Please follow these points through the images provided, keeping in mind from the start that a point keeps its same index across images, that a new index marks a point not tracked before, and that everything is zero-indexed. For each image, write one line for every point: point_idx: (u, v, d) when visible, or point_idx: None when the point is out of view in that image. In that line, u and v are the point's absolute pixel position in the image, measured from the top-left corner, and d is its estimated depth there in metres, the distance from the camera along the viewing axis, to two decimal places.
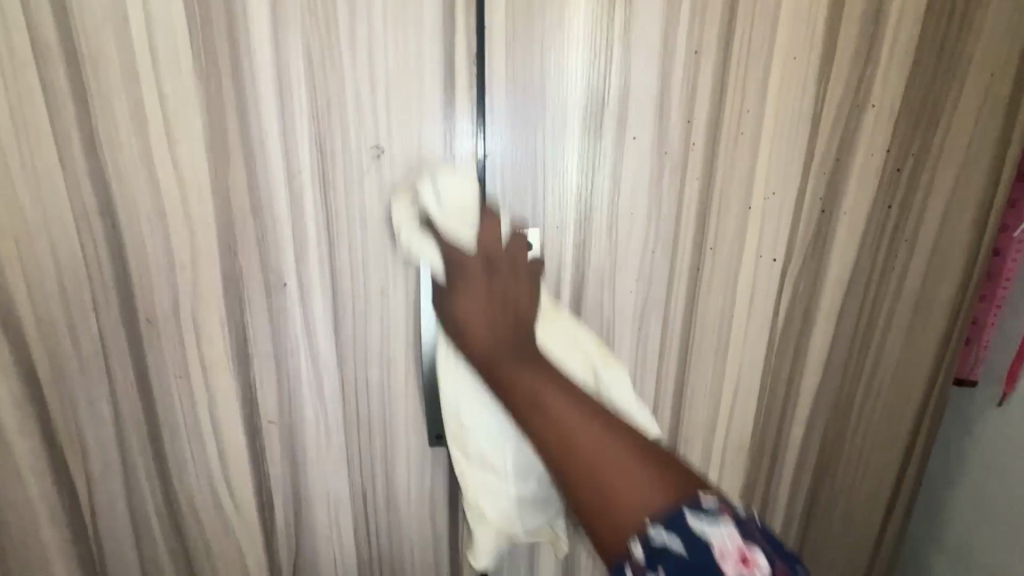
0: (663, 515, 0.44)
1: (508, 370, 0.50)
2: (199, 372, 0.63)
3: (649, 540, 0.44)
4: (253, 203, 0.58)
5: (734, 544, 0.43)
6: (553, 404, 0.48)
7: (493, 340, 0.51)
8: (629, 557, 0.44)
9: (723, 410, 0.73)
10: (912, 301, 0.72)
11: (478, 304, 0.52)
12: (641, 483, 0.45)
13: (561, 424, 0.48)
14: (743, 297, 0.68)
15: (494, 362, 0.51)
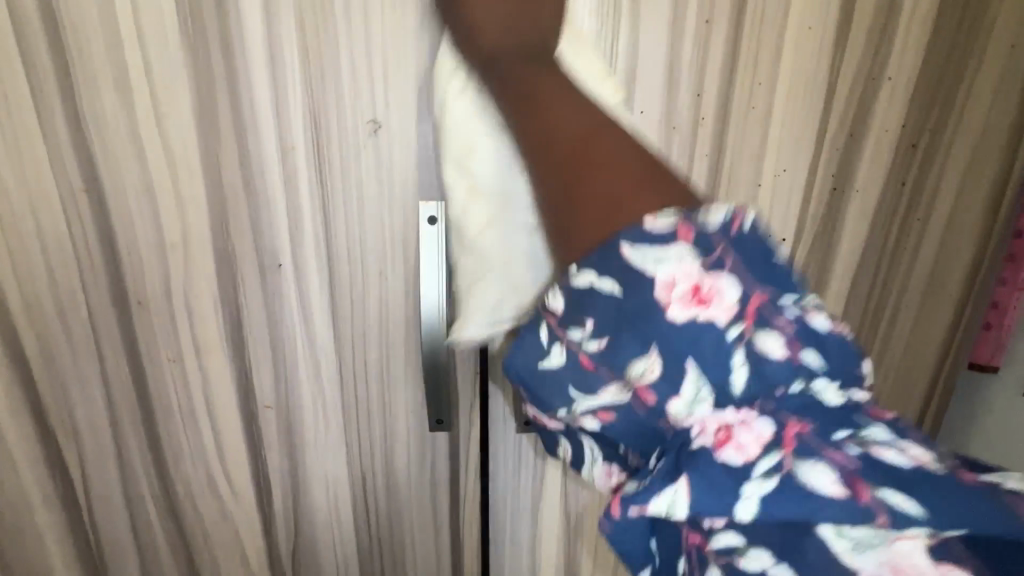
0: (632, 232, 0.41)
1: (518, 72, 0.46)
2: (193, 355, 0.62)
3: (579, 287, 0.43)
4: (245, 179, 0.55)
5: (687, 287, 0.40)
6: (552, 107, 0.46)
7: (511, 45, 0.46)
8: (550, 308, 0.45)
9: None
10: (924, 282, 0.71)
11: (498, 15, 0.46)
12: (647, 205, 0.43)
13: (563, 127, 0.45)
14: None
15: (507, 62, 0.46)
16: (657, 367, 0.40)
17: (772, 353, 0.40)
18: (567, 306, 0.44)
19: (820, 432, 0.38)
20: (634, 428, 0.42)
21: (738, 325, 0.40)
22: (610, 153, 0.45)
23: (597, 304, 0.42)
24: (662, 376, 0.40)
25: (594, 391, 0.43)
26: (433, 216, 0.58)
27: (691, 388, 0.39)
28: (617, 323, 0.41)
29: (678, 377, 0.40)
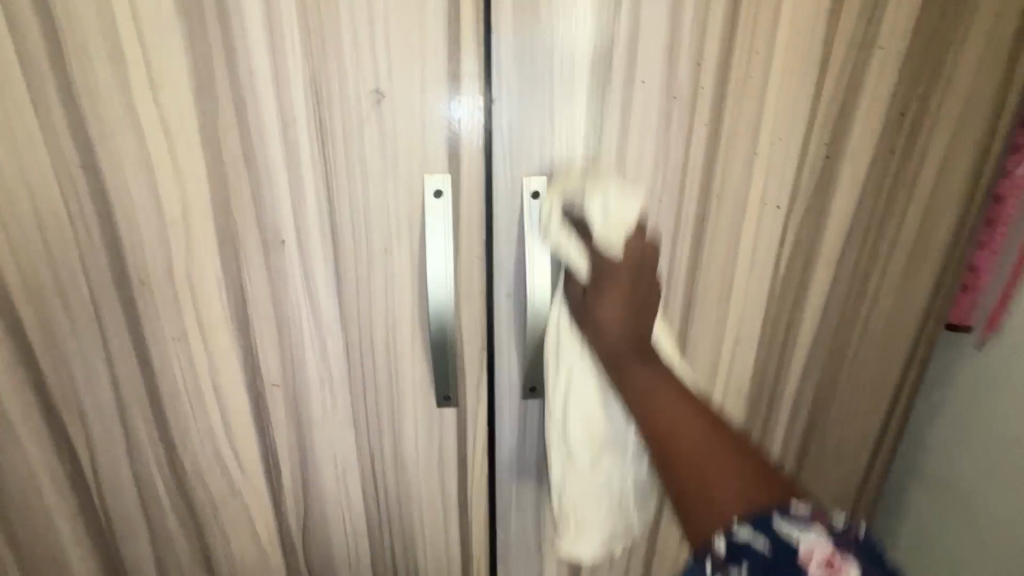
0: (754, 516, 0.48)
1: (633, 371, 0.56)
2: (197, 334, 0.62)
3: (737, 538, 0.47)
4: (246, 154, 0.55)
5: (823, 551, 0.46)
6: (671, 421, 0.54)
7: (624, 331, 0.56)
8: (712, 548, 0.48)
9: (725, 357, 0.75)
10: (909, 248, 0.74)
11: (619, 322, 0.56)
12: (737, 492, 0.50)
13: (677, 435, 0.53)
14: (746, 247, 0.68)
15: (623, 354, 0.57)
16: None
17: None
18: (728, 546, 0.47)
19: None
20: None
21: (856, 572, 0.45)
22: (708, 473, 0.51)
23: (749, 559, 0.46)
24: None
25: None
26: (438, 189, 0.58)
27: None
28: (763, 566, 0.46)
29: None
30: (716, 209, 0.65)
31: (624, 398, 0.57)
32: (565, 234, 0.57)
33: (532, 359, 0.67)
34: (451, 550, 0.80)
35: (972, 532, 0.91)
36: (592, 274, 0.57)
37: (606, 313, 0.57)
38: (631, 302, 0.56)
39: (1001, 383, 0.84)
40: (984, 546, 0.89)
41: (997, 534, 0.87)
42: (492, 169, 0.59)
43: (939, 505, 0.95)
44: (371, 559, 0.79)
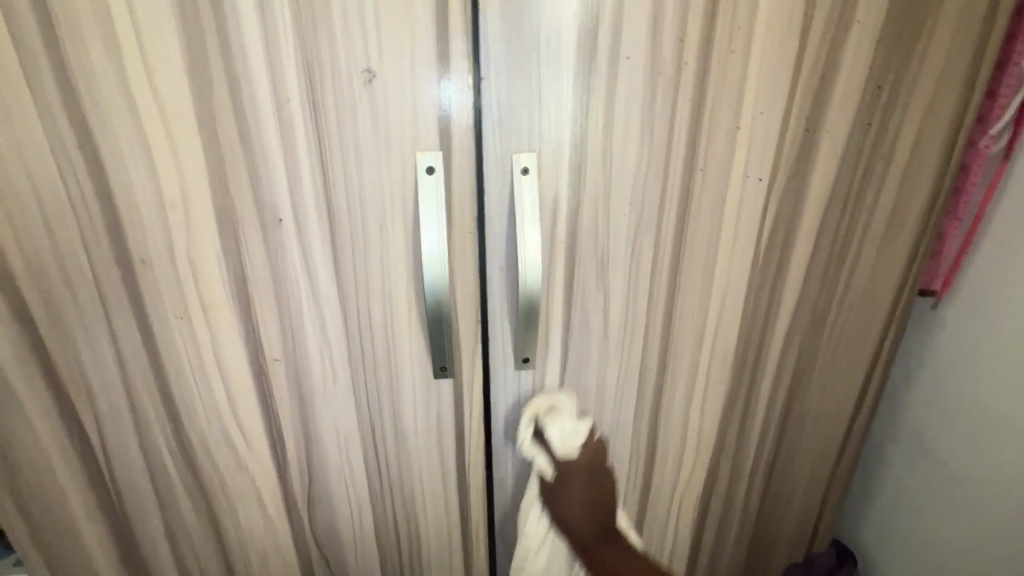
0: None
1: (598, 553, 0.76)
2: (199, 312, 0.63)
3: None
4: (242, 135, 0.56)
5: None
6: (615, 559, 0.75)
7: (587, 519, 0.76)
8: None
9: (710, 327, 0.78)
10: (887, 218, 0.76)
11: (586, 523, 0.76)
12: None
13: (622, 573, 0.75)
14: (730, 219, 0.71)
15: (591, 546, 0.76)
16: None
17: None
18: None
19: None
20: None
21: None
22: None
23: None
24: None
25: None
26: (430, 165, 0.60)
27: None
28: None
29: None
30: (701, 180, 0.67)
31: (589, 558, 0.76)
32: (530, 445, 0.73)
33: (525, 329, 0.69)
34: (451, 515, 0.83)
35: (943, 489, 0.96)
36: (556, 469, 0.73)
37: (570, 508, 0.76)
38: (594, 514, 0.76)
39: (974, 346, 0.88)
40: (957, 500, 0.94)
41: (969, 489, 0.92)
42: (482, 146, 0.60)
43: (916, 464, 1.00)
44: (374, 526, 0.82)
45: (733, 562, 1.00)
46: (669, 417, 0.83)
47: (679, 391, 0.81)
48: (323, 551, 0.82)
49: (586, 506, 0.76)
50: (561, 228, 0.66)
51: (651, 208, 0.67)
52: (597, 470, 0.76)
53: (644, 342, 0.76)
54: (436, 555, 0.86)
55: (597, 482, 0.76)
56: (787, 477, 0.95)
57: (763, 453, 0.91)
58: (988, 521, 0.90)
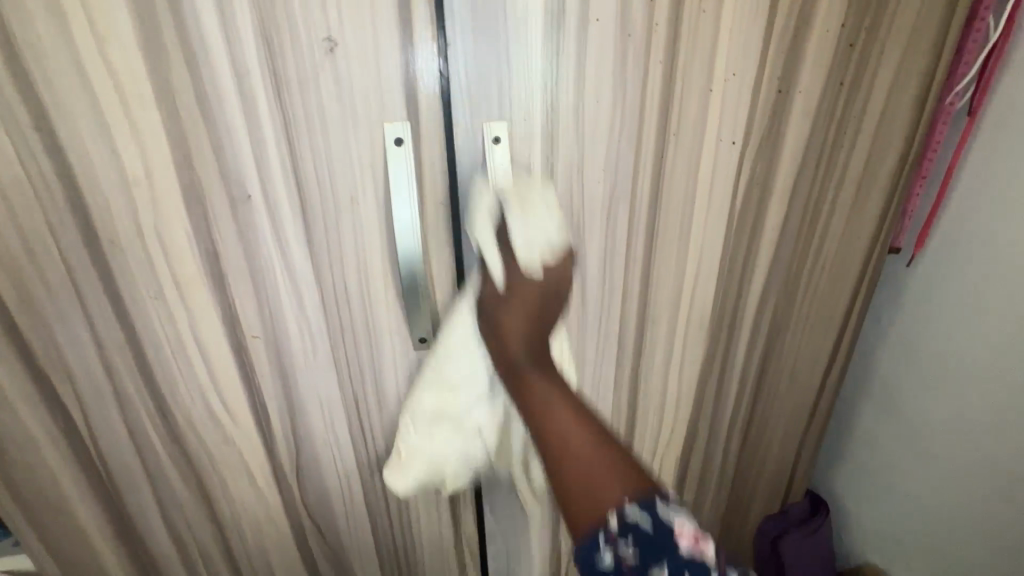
0: (641, 499, 0.52)
1: (529, 380, 0.62)
2: (173, 291, 0.63)
3: (627, 517, 0.51)
4: (203, 109, 0.55)
5: (691, 529, 0.51)
6: (563, 429, 0.58)
7: (525, 343, 0.63)
8: (604, 526, 0.52)
9: (686, 290, 0.79)
10: (858, 179, 0.78)
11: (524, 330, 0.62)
12: (620, 483, 0.53)
13: (567, 462, 0.56)
14: (703, 183, 0.71)
15: (523, 368, 0.63)
16: None
17: None
18: (620, 524, 0.51)
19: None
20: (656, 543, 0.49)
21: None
22: (594, 475, 0.54)
23: (636, 533, 0.50)
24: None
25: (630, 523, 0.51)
26: (399, 137, 0.59)
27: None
28: (648, 544, 0.50)
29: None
30: (675, 146, 0.67)
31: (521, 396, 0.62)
32: (487, 241, 0.60)
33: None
34: None
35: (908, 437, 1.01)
36: (507, 280, 0.61)
37: (504, 318, 0.62)
38: (533, 319, 0.62)
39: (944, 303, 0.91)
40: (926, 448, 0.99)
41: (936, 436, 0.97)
42: (451, 115, 0.59)
43: (887, 416, 1.04)
44: (363, 493, 0.84)
45: (713, 515, 1.05)
46: (649, 381, 0.85)
47: (657, 354, 0.83)
48: (314, 518, 0.85)
49: (521, 319, 0.61)
50: None
51: (625, 174, 0.68)
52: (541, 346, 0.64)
53: (621, 308, 0.77)
54: (425, 518, 0.89)
55: (536, 329, 0.63)
56: (763, 434, 0.98)
57: (739, 411, 0.94)
58: (954, 465, 0.96)
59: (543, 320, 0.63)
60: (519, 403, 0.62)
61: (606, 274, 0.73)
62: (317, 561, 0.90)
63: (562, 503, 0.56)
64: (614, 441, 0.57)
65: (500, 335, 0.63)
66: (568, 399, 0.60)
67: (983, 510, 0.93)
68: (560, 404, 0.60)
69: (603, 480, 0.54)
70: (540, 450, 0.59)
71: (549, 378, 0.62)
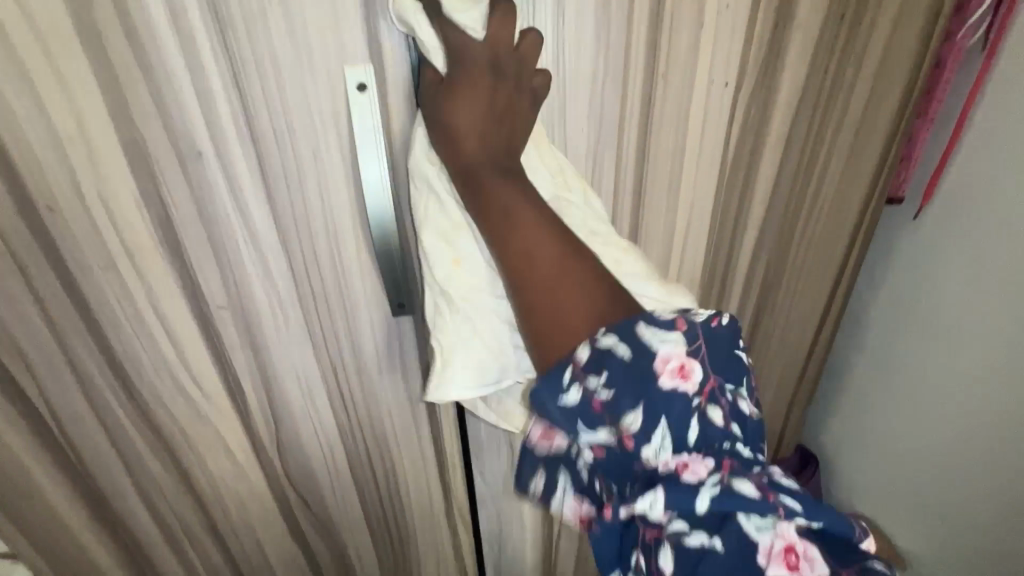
0: (617, 326, 0.52)
1: (489, 181, 0.53)
2: (126, 262, 0.58)
3: (599, 346, 0.51)
4: (138, 55, 0.49)
5: (676, 361, 0.52)
6: (532, 244, 0.52)
7: (486, 147, 0.52)
8: (574, 359, 0.52)
9: (676, 246, 0.75)
10: (854, 126, 0.74)
11: (477, 120, 0.52)
12: (598, 305, 0.52)
13: (536, 265, 0.52)
14: (695, 131, 0.67)
15: (478, 165, 0.52)
16: (639, 420, 0.51)
17: (750, 491, 0.51)
18: (592, 353, 0.51)
19: (737, 463, 0.53)
20: (619, 461, 0.54)
21: (717, 472, 0.52)
22: (572, 289, 0.52)
23: (611, 368, 0.51)
24: (644, 427, 0.51)
25: (595, 427, 0.53)
26: (362, 82, 0.54)
27: (667, 437, 0.51)
28: (624, 371, 0.51)
29: (654, 429, 0.51)
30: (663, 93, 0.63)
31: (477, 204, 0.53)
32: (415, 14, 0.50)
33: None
34: (425, 448, 0.84)
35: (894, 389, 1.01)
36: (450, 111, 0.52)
37: (458, 116, 0.52)
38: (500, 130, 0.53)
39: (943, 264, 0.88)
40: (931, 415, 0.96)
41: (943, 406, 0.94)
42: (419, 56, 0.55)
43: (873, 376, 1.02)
44: (349, 464, 0.82)
45: None
46: None
47: None
48: (299, 491, 0.83)
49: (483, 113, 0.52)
50: None
51: (610, 124, 0.63)
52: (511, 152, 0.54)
53: None
54: (414, 486, 0.88)
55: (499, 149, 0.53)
56: (754, 392, 0.97)
57: None
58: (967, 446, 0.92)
59: (512, 115, 0.53)
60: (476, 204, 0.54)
61: None
62: (306, 533, 0.88)
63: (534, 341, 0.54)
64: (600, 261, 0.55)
65: (460, 132, 0.52)
66: (534, 196, 0.54)
67: (990, 486, 0.90)
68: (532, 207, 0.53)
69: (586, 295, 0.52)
70: (500, 258, 0.54)
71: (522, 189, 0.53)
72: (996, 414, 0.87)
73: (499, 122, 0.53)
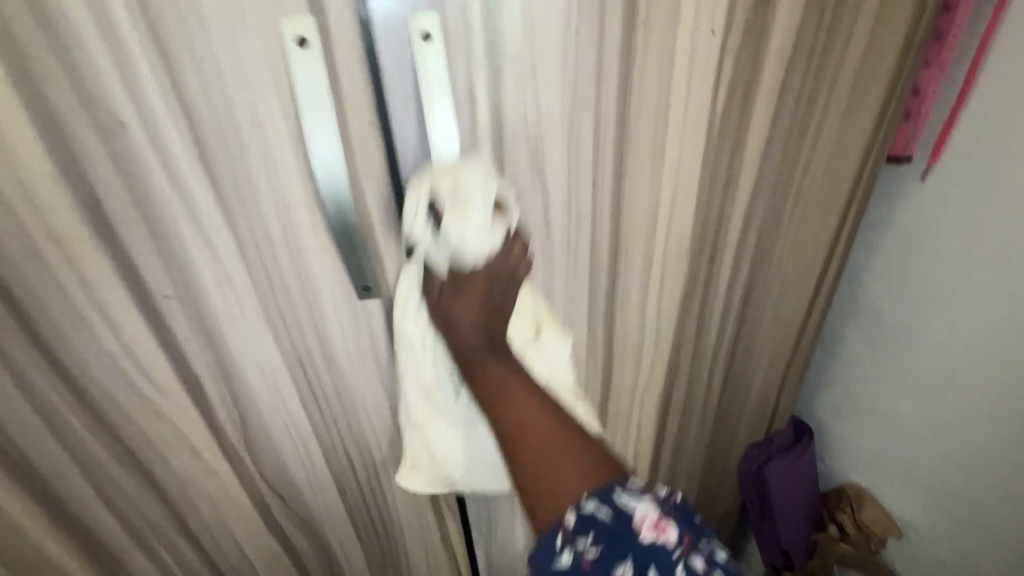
0: (598, 491, 0.57)
1: (484, 367, 0.60)
2: (54, 250, 0.52)
3: (584, 511, 0.56)
4: (36, 6, 0.42)
5: (652, 517, 0.56)
6: (521, 420, 0.59)
7: (480, 330, 0.59)
8: (562, 525, 0.56)
9: (662, 215, 0.70)
10: (851, 78, 0.69)
11: (477, 302, 0.58)
12: (581, 477, 0.58)
13: (527, 435, 0.59)
14: (679, 86, 0.62)
15: (479, 357, 0.60)
16: None
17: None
18: (578, 518, 0.56)
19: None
20: None
21: None
22: (550, 461, 0.58)
23: (595, 530, 0.55)
24: None
25: None
26: (302, 36, 0.47)
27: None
28: (607, 532, 0.55)
29: None
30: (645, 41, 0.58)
31: (478, 386, 0.61)
32: (424, 226, 0.55)
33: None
34: (404, 438, 0.79)
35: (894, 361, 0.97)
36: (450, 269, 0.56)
37: (458, 314, 0.58)
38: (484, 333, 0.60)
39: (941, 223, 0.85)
40: (944, 392, 0.92)
41: (958, 385, 0.89)
42: (368, 5, 0.48)
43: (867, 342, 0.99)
44: (325, 458, 0.78)
45: (698, 448, 1.02)
46: (625, 318, 0.78)
47: (633, 288, 0.76)
48: (274, 487, 0.79)
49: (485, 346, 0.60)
50: (483, 107, 0.57)
51: (587, 78, 0.58)
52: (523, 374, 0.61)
53: (591, 236, 0.69)
54: (396, 476, 0.84)
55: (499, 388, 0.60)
56: (746, 366, 0.94)
57: (721, 344, 0.89)
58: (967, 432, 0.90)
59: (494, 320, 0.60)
60: (471, 381, 0.61)
61: (572, 200, 0.65)
62: (285, 529, 0.84)
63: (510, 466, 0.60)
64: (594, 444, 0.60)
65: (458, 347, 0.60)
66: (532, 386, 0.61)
67: (995, 475, 0.89)
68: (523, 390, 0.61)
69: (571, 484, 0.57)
70: (500, 429, 0.60)
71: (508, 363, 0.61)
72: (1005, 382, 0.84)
73: (499, 354, 0.61)
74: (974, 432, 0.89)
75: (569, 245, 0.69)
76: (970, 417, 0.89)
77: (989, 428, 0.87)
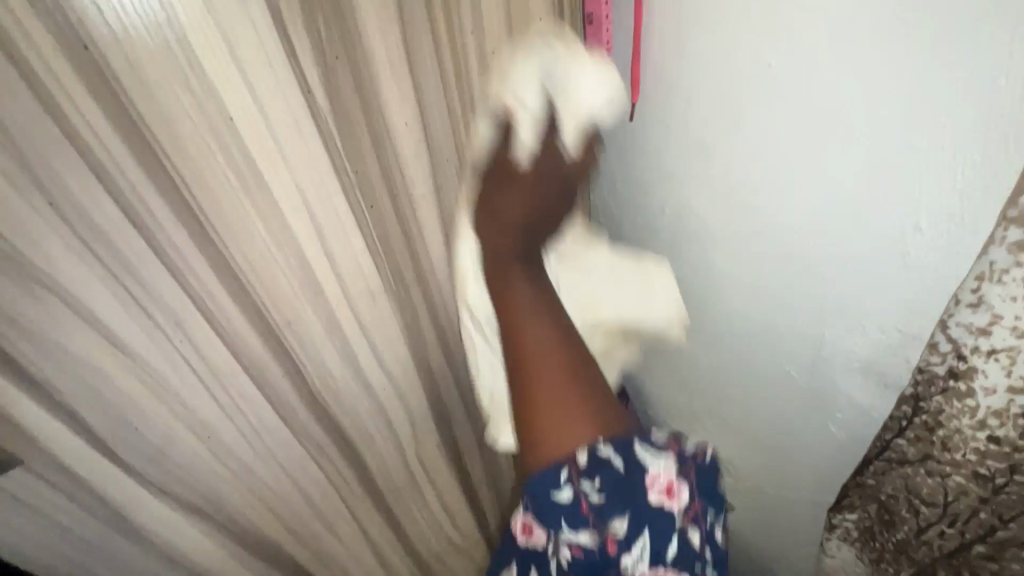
0: (615, 440, 0.55)
1: (529, 327, 0.56)
2: None
3: (598, 454, 0.54)
4: None
5: (664, 481, 0.54)
6: (546, 398, 0.55)
7: (523, 280, 0.57)
8: (569, 463, 0.54)
9: (316, 265, 0.49)
10: (502, 22, 0.52)
11: (494, 220, 0.53)
12: (579, 435, 0.54)
13: (539, 368, 0.56)
14: (229, 89, 0.39)
15: (507, 285, 0.57)
16: (622, 526, 0.53)
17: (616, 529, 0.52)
18: (602, 521, 0.53)
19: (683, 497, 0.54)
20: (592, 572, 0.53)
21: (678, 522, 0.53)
22: (560, 422, 0.55)
23: (602, 474, 0.53)
24: (628, 537, 0.52)
25: (576, 529, 0.53)
26: None
27: (648, 548, 0.52)
28: (617, 482, 0.53)
29: (637, 539, 0.52)
30: (119, 26, 0.34)
31: (512, 347, 0.57)
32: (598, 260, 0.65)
33: None
34: None
35: (676, 341, 0.85)
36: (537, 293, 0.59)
37: (484, 236, 0.55)
38: (533, 292, 0.58)
39: (670, 183, 0.71)
40: (727, 344, 0.78)
41: (742, 329, 0.75)
42: None
43: None
44: None
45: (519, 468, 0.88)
46: (341, 397, 0.58)
47: (331, 360, 0.55)
48: None
49: (517, 198, 0.50)
50: None
51: (25, 105, 0.33)
52: (536, 223, 0.54)
53: (212, 331, 0.45)
54: None
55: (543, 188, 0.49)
56: None
57: None
58: (763, 405, 0.80)
59: (541, 200, 0.51)
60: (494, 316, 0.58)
61: (136, 299, 0.41)
62: None
63: (527, 425, 0.56)
64: (592, 372, 0.58)
65: (500, 281, 0.57)
66: (574, 350, 0.58)
67: (799, 442, 0.79)
68: (540, 326, 0.57)
69: (568, 423, 0.55)
70: (516, 382, 0.57)
71: (553, 323, 0.57)
72: (768, 343, 0.73)
73: (538, 284, 0.58)
74: (764, 381, 0.77)
75: (175, 355, 0.45)
76: (758, 366, 0.77)
77: (774, 374, 0.75)
